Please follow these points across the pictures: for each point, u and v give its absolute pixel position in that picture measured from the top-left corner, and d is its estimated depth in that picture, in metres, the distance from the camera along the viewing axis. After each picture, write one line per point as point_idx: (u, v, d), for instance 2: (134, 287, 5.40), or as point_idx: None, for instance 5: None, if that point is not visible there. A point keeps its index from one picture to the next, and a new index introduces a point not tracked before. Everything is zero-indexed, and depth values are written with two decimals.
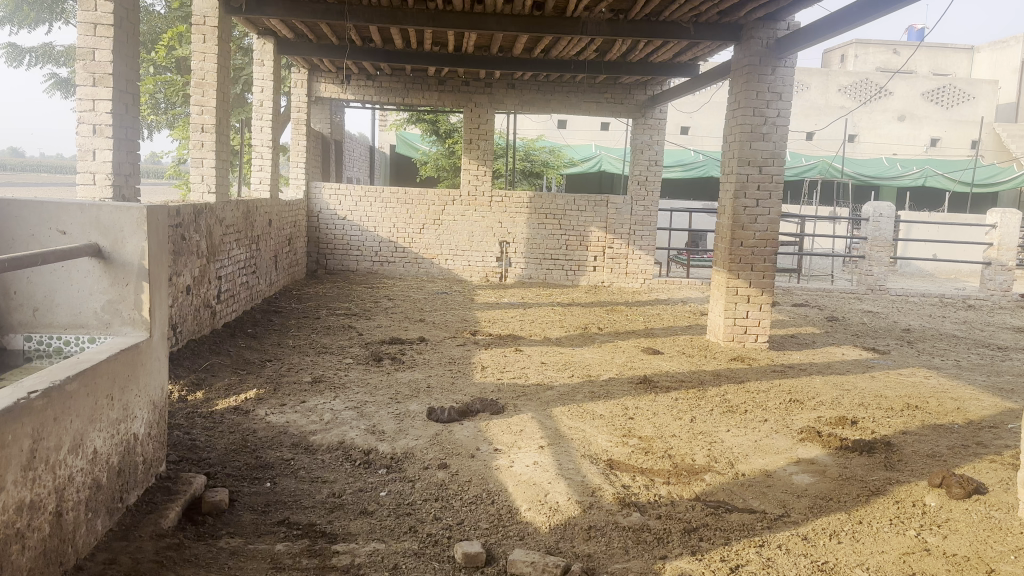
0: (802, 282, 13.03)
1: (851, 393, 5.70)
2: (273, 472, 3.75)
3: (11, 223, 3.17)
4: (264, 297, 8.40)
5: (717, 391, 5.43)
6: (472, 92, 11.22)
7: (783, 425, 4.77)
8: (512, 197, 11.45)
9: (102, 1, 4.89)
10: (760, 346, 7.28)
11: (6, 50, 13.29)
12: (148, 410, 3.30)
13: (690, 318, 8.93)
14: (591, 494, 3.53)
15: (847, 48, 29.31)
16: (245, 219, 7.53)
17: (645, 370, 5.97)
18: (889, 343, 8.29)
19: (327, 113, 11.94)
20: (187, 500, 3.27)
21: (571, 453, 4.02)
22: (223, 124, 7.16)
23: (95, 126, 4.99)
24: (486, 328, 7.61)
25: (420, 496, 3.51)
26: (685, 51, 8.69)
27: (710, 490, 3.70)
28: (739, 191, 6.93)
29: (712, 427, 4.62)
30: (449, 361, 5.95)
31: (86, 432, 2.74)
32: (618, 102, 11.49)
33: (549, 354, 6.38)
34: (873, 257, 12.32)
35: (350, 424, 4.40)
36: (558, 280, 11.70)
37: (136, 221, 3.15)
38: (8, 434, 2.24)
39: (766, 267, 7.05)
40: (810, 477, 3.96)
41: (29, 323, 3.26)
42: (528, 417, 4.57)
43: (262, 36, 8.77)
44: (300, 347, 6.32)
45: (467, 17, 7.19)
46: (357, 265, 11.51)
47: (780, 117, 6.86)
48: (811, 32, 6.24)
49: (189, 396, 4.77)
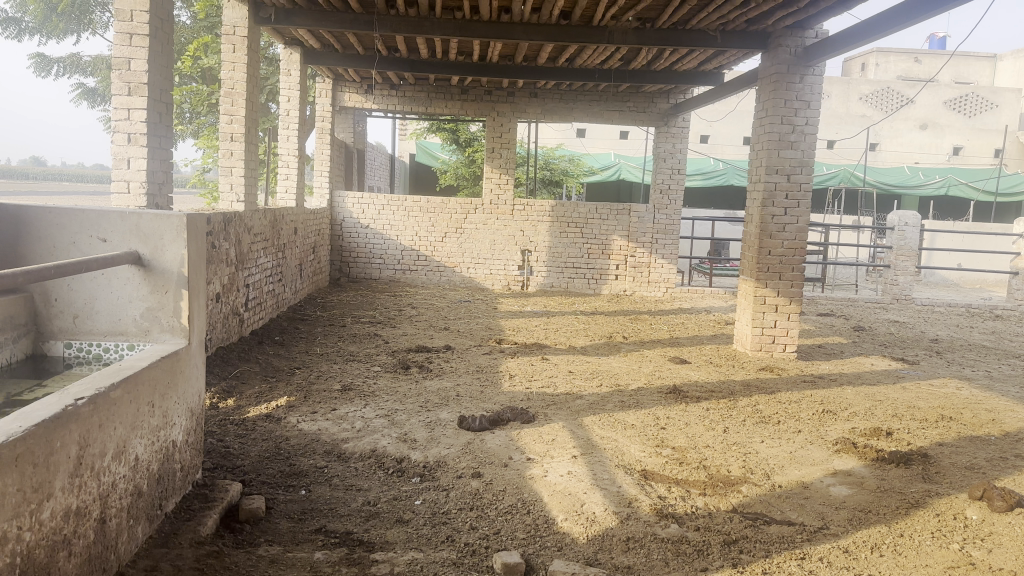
0: (827, 291, 12.93)
1: (884, 404, 5.62)
2: (307, 479, 3.75)
3: (53, 231, 3.20)
4: (289, 304, 8.45)
5: (748, 401, 5.37)
6: (495, 101, 11.23)
7: (817, 436, 4.72)
8: (534, 205, 11.45)
9: (139, 12, 4.93)
10: (788, 356, 7.22)
11: (34, 60, 13.47)
12: (186, 417, 3.31)
13: (715, 327, 8.87)
14: (628, 505, 3.50)
15: (868, 56, 29.13)
16: (272, 228, 7.58)
17: (674, 380, 5.92)
18: (918, 353, 8.19)
19: (351, 122, 12.00)
20: (224, 507, 3.28)
21: (604, 463, 3.99)
22: (251, 133, 7.20)
23: (130, 134, 5.04)
24: (511, 336, 7.59)
25: (455, 505, 3.50)
26: (710, 59, 8.66)
27: (748, 501, 3.66)
28: (767, 199, 6.89)
29: (746, 438, 4.57)
30: (476, 369, 5.95)
31: (128, 439, 2.75)
32: (640, 111, 11.49)
33: (576, 363, 6.35)
34: (898, 267, 12.19)
35: (382, 432, 4.40)
36: (580, 288, 11.68)
37: (176, 229, 3.17)
38: (56, 440, 2.25)
39: (795, 276, 6.99)
40: (848, 489, 3.91)
41: (70, 329, 3.28)
42: (559, 426, 4.54)
43: (289, 46, 8.83)
44: (328, 354, 6.33)
45: (494, 26, 7.21)
46: (380, 273, 11.55)
47: (808, 125, 6.81)
48: (840, 40, 6.20)
49: (221, 403, 4.79)
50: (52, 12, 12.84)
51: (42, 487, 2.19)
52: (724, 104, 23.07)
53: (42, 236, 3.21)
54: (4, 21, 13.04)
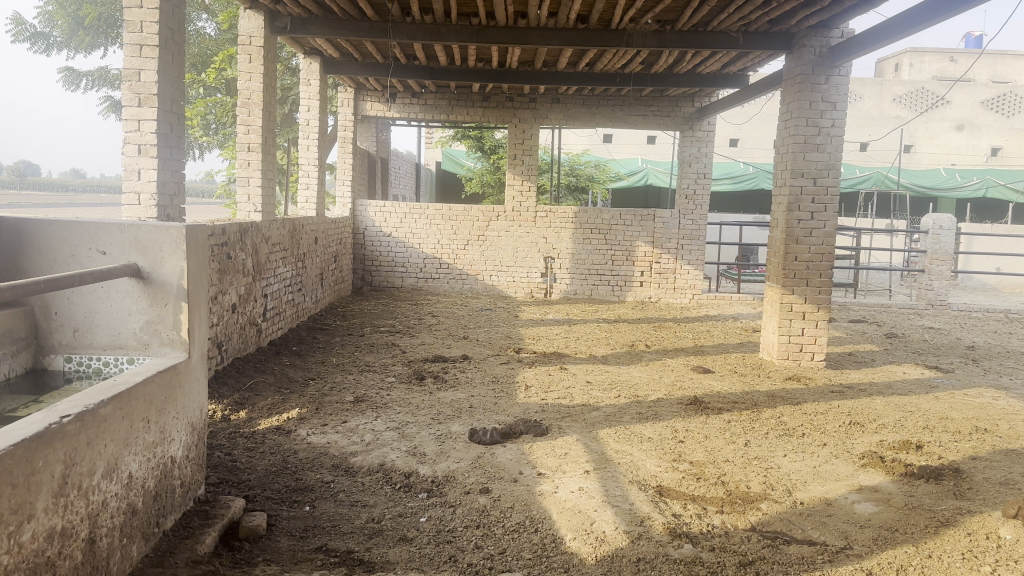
0: (860, 297, 12.62)
1: (915, 415, 5.40)
2: (312, 495, 3.67)
3: (54, 243, 3.18)
4: (309, 314, 8.43)
5: (772, 413, 5.20)
6: (517, 107, 11.15)
7: (843, 449, 4.54)
8: (557, 212, 11.34)
9: (148, 22, 4.92)
10: (816, 365, 7.00)
11: (63, 74, 13.69)
12: (186, 432, 3.25)
13: (741, 335, 8.66)
14: (640, 523, 3.36)
15: (901, 56, 28.57)
16: (291, 237, 7.56)
17: (695, 390, 5.74)
18: (953, 361, 7.92)
19: (373, 131, 11.98)
20: (224, 524, 3.21)
21: (618, 478, 3.86)
22: (268, 143, 7.19)
23: (140, 145, 5.04)
24: (530, 345, 7.47)
25: (461, 522, 3.39)
26: (734, 61, 8.48)
27: (767, 520, 3.50)
28: (793, 204, 6.70)
29: (768, 452, 4.40)
30: (492, 379, 5.85)
31: (121, 456, 2.69)
32: (664, 115, 11.31)
33: (594, 372, 6.20)
34: (933, 271, 11.85)
35: (391, 446, 4.31)
36: (604, 295, 11.52)
37: (175, 241, 3.11)
38: (38, 460, 2.19)
39: (823, 282, 6.79)
40: (874, 506, 3.73)
41: (70, 343, 3.25)
42: (573, 440, 4.42)
43: (309, 56, 8.84)
44: (344, 365, 6.27)
45: (511, 32, 7.12)
46: (402, 282, 11.51)
47: (835, 127, 6.61)
48: (866, 39, 6.01)
49: (232, 415, 4.74)
50: (79, 26, 13.07)
51: (22, 508, 2.12)
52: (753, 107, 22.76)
53: (42, 249, 3.18)
54: (33, 36, 13.27)
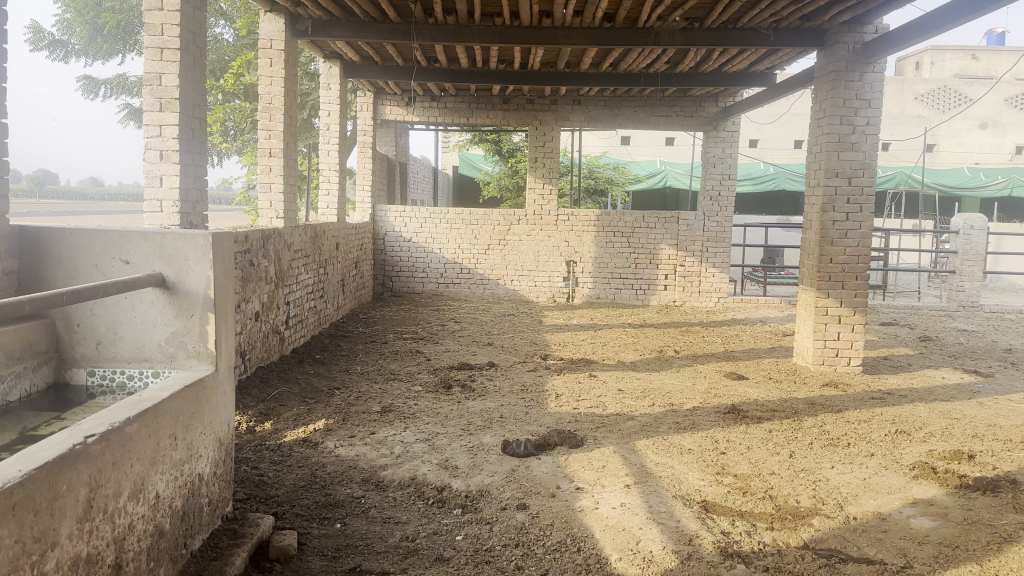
0: (889, 299, 12.34)
1: (961, 422, 5.20)
2: (342, 511, 3.53)
3: (75, 253, 3.06)
4: (332, 321, 8.32)
5: (814, 422, 5.02)
6: (537, 109, 11.01)
7: (892, 459, 4.35)
8: (578, 215, 11.18)
9: (170, 26, 4.81)
10: (853, 370, 6.80)
11: (82, 82, 13.70)
12: (213, 448, 3.12)
13: (772, 339, 8.45)
14: (689, 542, 3.19)
15: (922, 55, 28.19)
16: (313, 243, 7.46)
17: (732, 398, 5.56)
18: (992, 365, 7.68)
19: (392, 136, 11.87)
20: (254, 544, 3.08)
21: (661, 493, 3.69)
22: (290, 148, 7.07)
23: (162, 152, 4.93)
24: (556, 352, 7.31)
25: (499, 541, 3.24)
26: (762, 59, 8.30)
27: (821, 536, 3.32)
28: (827, 204, 6.51)
29: (814, 463, 4.22)
30: (521, 388, 5.69)
31: (148, 476, 2.55)
32: (688, 115, 11.12)
33: (626, 380, 6.03)
34: (964, 272, 11.57)
35: (421, 459, 4.17)
36: (628, 299, 11.35)
37: (201, 249, 2.97)
38: (62, 483, 2.05)
39: (859, 285, 6.59)
40: (931, 521, 3.54)
41: (93, 356, 3.14)
42: (610, 452, 4.26)
43: (328, 60, 8.73)
44: (368, 373, 6.15)
45: (535, 31, 6.98)
46: (422, 287, 11.39)
47: (869, 126, 6.42)
48: (904, 35, 5.81)
49: (258, 427, 4.62)
50: (97, 34, 13.08)
51: (46, 536, 1.99)
52: (774, 107, 22.52)
53: (64, 259, 3.08)
54: (51, 44, 13.31)
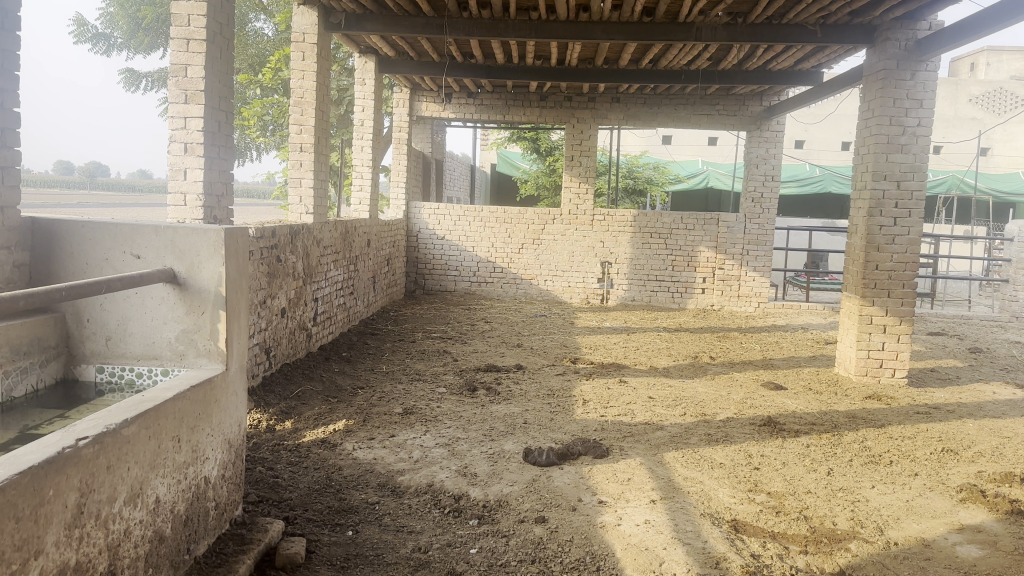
0: (938, 307, 11.88)
1: (1014, 442, 4.90)
2: (356, 517, 3.42)
3: (85, 245, 2.99)
4: (361, 317, 8.26)
5: (854, 437, 4.77)
6: (575, 107, 10.82)
7: (937, 480, 4.10)
8: (614, 215, 10.98)
9: (196, 16, 4.77)
10: (897, 382, 6.51)
11: (124, 76, 13.89)
12: (222, 450, 3.02)
13: (814, 347, 8.16)
14: (715, 566, 3.00)
15: (977, 56, 27.30)
16: (343, 239, 7.39)
17: (768, 409, 5.33)
18: None
19: (428, 132, 11.80)
20: (261, 551, 2.97)
21: (689, 511, 3.51)
22: (321, 142, 7.01)
23: (186, 144, 4.88)
24: (587, 355, 7.14)
25: (514, 555, 3.09)
26: (808, 57, 8.01)
27: (858, 563, 3.10)
28: (873, 209, 6.23)
29: (854, 483, 4.00)
30: (548, 393, 5.52)
31: (146, 480, 2.46)
32: (730, 114, 10.82)
33: (657, 387, 5.82)
34: (1018, 281, 11.05)
35: (440, 465, 4.04)
36: (664, 302, 11.10)
37: (212, 245, 2.88)
38: (48, 488, 1.96)
39: (906, 293, 6.29)
40: (978, 550, 3.30)
41: (102, 353, 3.07)
42: (636, 464, 4.09)
43: (364, 54, 8.66)
44: (394, 373, 6.05)
45: (572, 26, 6.82)
46: (455, 286, 11.31)
47: (920, 126, 6.12)
48: (957, 31, 5.53)
49: (277, 425, 4.54)
50: (139, 27, 13.24)
51: (29, 543, 1.90)
52: (821, 107, 21.95)
53: (75, 251, 3.01)
54: (95, 38, 13.54)
